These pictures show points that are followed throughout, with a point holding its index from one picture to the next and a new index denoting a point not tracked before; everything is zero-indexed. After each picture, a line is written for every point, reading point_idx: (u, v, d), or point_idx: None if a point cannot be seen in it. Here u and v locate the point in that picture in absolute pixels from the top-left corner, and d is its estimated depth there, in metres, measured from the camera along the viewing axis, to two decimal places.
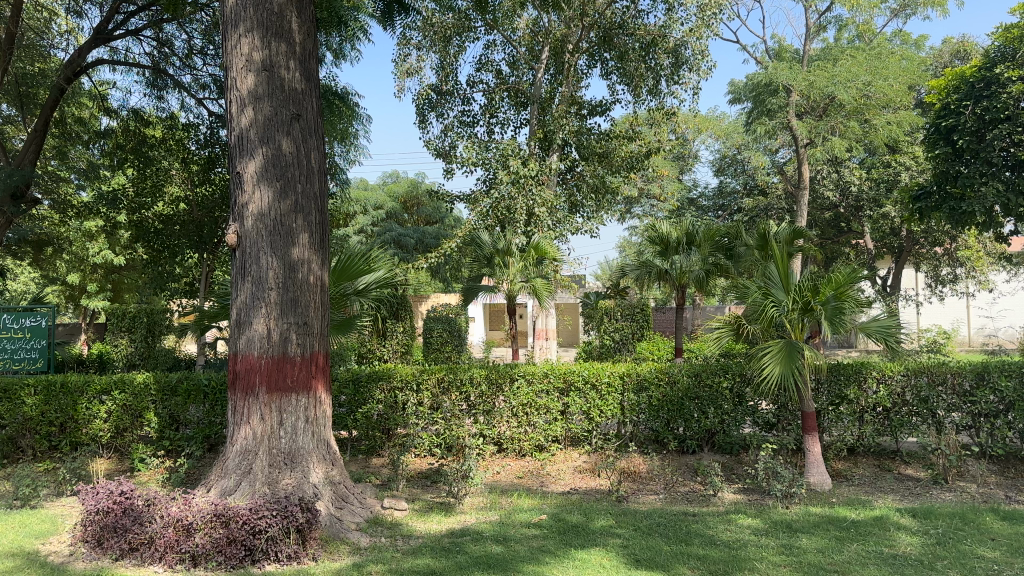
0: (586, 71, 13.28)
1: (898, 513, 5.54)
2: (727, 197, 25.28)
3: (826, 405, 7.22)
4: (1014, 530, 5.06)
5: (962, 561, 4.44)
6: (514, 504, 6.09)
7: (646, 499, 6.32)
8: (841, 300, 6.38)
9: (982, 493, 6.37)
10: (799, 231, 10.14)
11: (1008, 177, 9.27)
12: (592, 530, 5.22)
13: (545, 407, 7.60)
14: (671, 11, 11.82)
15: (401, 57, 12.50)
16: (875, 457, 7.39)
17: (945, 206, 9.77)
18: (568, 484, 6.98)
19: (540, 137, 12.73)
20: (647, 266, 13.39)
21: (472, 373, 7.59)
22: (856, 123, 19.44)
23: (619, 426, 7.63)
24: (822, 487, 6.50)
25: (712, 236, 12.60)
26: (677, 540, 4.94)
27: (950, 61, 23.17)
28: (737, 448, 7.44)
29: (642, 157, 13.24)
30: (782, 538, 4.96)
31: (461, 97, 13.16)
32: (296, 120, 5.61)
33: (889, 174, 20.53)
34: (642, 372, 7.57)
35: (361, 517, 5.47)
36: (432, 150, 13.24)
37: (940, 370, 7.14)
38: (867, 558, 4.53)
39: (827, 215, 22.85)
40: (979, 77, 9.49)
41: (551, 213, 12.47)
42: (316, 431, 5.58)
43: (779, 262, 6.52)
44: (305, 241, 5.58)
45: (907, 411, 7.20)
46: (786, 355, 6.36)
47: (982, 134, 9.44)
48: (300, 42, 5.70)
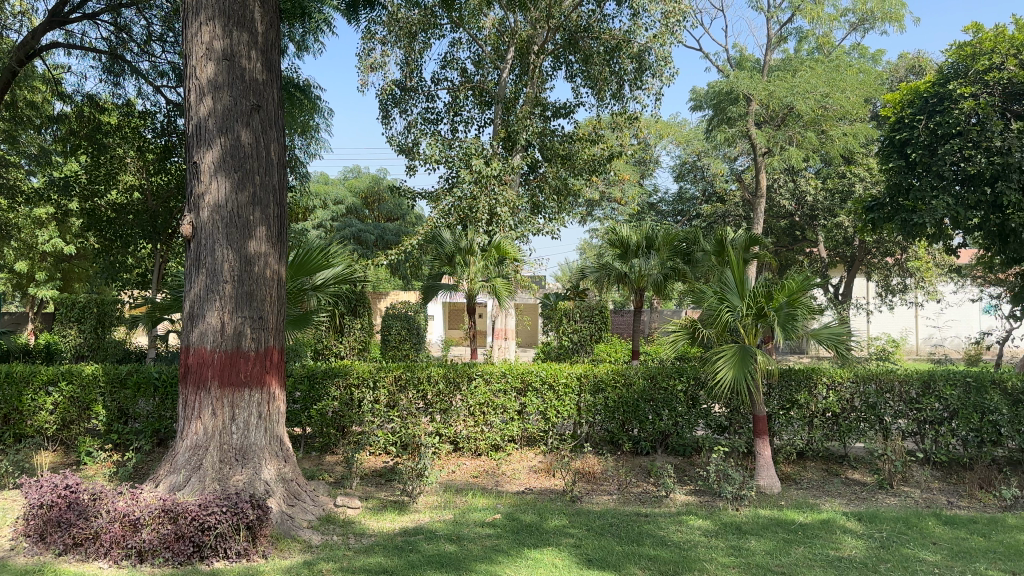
0: (551, 73, 13.31)
1: (845, 517, 5.65)
2: (687, 203, 25.57)
3: (777, 409, 7.37)
4: (956, 535, 5.20)
5: (905, 564, 4.56)
6: (468, 503, 6.10)
7: (600, 500, 6.36)
8: (793, 306, 6.47)
9: (926, 498, 6.54)
10: (756, 238, 10.36)
11: (957, 191, 9.39)
12: (546, 530, 5.24)
13: (502, 407, 7.61)
14: (636, 16, 11.90)
15: (365, 51, 12.38)
16: (823, 461, 7.54)
17: (898, 218, 10.01)
18: (523, 484, 6.99)
19: (504, 137, 12.77)
20: (607, 269, 13.42)
21: (430, 372, 7.58)
22: (814, 134, 19.77)
23: (575, 427, 7.68)
24: (772, 490, 6.61)
25: (670, 241, 12.78)
26: (629, 540, 4.99)
27: (905, 75, 23.90)
28: (690, 451, 7.48)
29: (604, 160, 13.39)
30: (731, 539, 5.04)
31: (425, 94, 13.12)
32: (256, 111, 5.53)
33: (844, 185, 21.11)
34: (599, 374, 7.61)
35: (313, 515, 5.42)
36: (395, 146, 13.13)
37: (887, 377, 7.27)
38: (813, 560, 4.63)
39: (783, 223, 23.23)
40: (934, 92, 9.70)
41: (514, 212, 12.42)
42: (269, 427, 5.51)
43: (735, 267, 6.63)
44: (262, 234, 5.50)
45: (856, 417, 7.33)
46: (740, 358, 6.45)
47: (934, 148, 9.61)
48: (262, 33, 5.61)
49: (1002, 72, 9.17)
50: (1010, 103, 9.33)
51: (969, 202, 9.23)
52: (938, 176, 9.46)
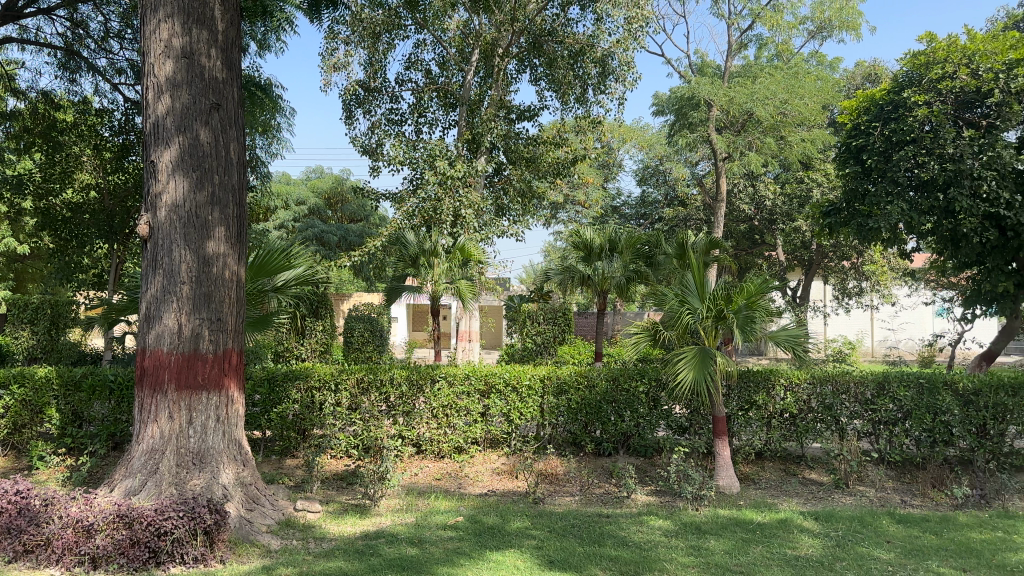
0: (515, 76, 13.33)
1: (802, 516, 5.73)
2: (650, 207, 25.82)
3: (736, 410, 7.47)
4: (909, 533, 5.31)
5: (860, 562, 4.64)
6: (430, 506, 6.07)
7: (563, 501, 6.38)
8: (752, 308, 6.57)
9: (880, 497, 6.67)
10: (717, 242, 10.50)
11: (911, 197, 9.66)
12: (508, 531, 5.24)
13: (466, 408, 7.59)
14: (599, 21, 11.98)
15: (328, 51, 12.28)
16: (781, 461, 7.66)
17: (854, 222, 10.26)
18: (485, 486, 6.99)
19: (468, 139, 12.73)
20: (570, 271, 13.47)
21: (393, 374, 7.53)
22: (772, 139, 20.08)
23: (538, 429, 7.69)
24: (730, 490, 6.69)
25: (633, 244, 12.89)
26: (591, 541, 5.01)
27: (861, 83, 24.40)
28: (651, 451, 7.55)
29: (568, 163, 13.45)
30: (691, 539, 5.09)
31: (389, 95, 13.06)
32: (215, 110, 5.45)
33: (802, 190, 21.46)
34: (562, 376, 7.63)
35: (272, 519, 5.35)
36: (358, 147, 13.04)
37: (843, 379, 7.38)
38: (771, 559, 4.69)
39: (743, 227, 23.57)
40: (889, 100, 9.91)
41: (478, 215, 12.40)
42: (227, 430, 5.43)
43: (695, 270, 6.70)
44: (221, 234, 5.43)
45: (812, 417, 7.43)
46: (700, 360, 6.53)
47: (889, 154, 9.83)
48: (223, 31, 5.54)
49: (954, 81, 9.36)
50: (962, 111, 9.53)
51: (923, 207, 9.47)
52: (893, 182, 9.68)
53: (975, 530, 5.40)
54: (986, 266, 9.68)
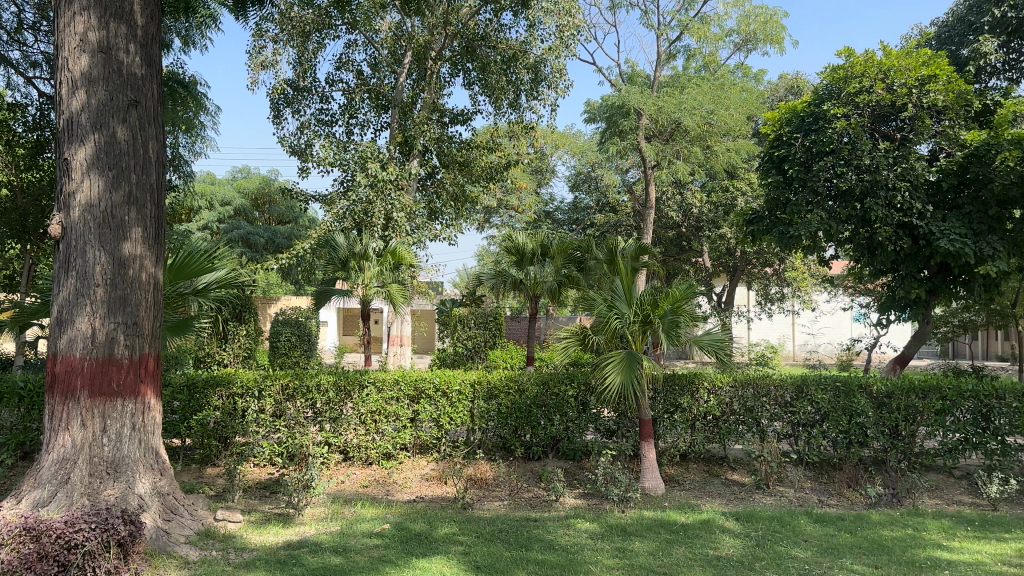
0: (448, 80, 13.29)
1: (724, 517, 5.87)
2: (582, 213, 26.09)
3: (662, 413, 7.59)
4: (825, 532, 5.49)
5: (778, 561, 4.77)
6: (356, 514, 5.99)
7: (491, 506, 6.37)
8: (677, 313, 6.72)
9: (798, 497, 6.88)
10: (645, 248, 10.67)
11: (830, 206, 9.98)
12: (435, 538, 5.21)
13: (394, 414, 7.51)
14: (532, 28, 12.05)
15: (255, 49, 12.03)
16: (705, 463, 7.84)
17: (776, 229, 10.53)
18: (413, 493, 6.93)
19: (401, 141, 12.65)
20: (502, 276, 13.50)
21: (320, 380, 7.43)
22: (699, 148, 20.53)
23: (468, 434, 7.66)
24: (656, 491, 6.81)
25: (564, 249, 13.03)
26: (518, 546, 5.02)
27: (784, 95, 25.18)
28: (579, 455, 7.65)
29: (501, 168, 13.48)
30: (616, 541, 5.15)
31: (319, 95, 12.88)
32: (134, 107, 5.28)
33: (727, 199, 22.00)
34: (492, 380, 7.62)
35: (191, 530, 5.20)
36: (287, 147, 12.78)
37: (764, 382, 7.58)
38: (694, 560, 4.79)
39: (671, 233, 24.04)
40: (809, 112, 10.29)
41: (410, 218, 12.29)
42: (143, 439, 5.26)
43: (624, 275, 6.80)
44: (138, 236, 5.25)
45: (734, 419, 7.61)
46: (627, 364, 6.61)
47: (810, 165, 10.17)
48: (142, 26, 5.38)
49: (870, 95, 9.76)
50: (878, 123, 9.95)
51: (841, 215, 9.80)
52: (813, 192, 10.03)
53: (887, 528, 5.62)
54: (900, 273, 10.08)
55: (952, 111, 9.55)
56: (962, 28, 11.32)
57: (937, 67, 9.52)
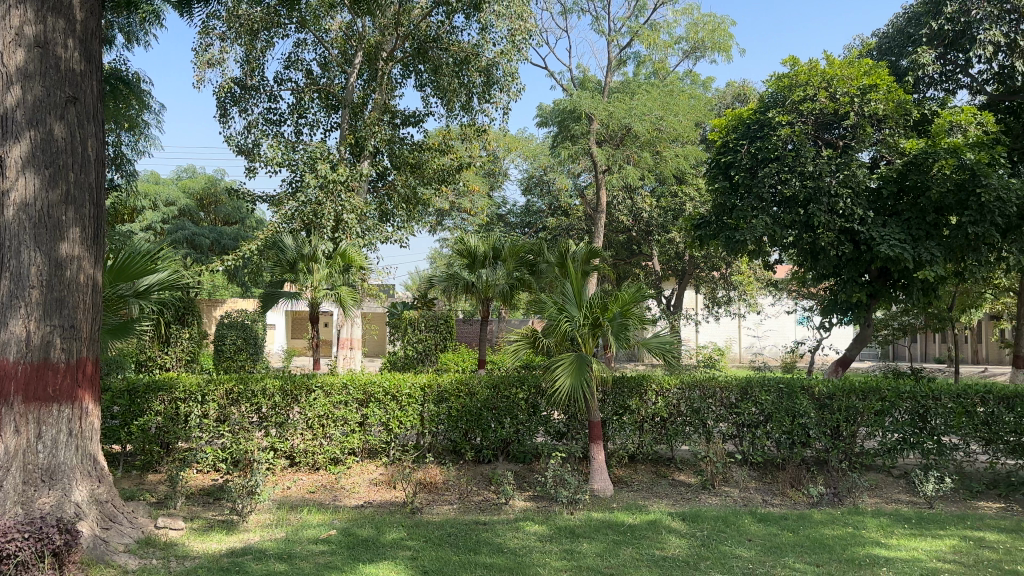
0: (400, 81, 13.21)
1: (670, 517, 5.95)
2: (534, 216, 26.20)
3: (611, 415, 7.66)
4: (768, 531, 5.60)
5: (722, 561, 4.85)
6: (302, 520, 5.91)
7: (440, 510, 6.35)
8: (626, 316, 6.80)
9: (743, 497, 7.01)
10: (595, 251, 10.77)
11: (775, 212, 10.19)
12: (382, 543, 5.17)
13: (342, 419, 7.43)
14: (484, 31, 12.05)
15: (202, 46, 11.80)
16: (652, 464, 7.93)
17: (723, 234, 10.69)
18: (361, 498, 6.86)
19: (351, 142, 12.54)
20: (454, 278, 13.47)
21: (265, 384, 7.30)
22: (649, 154, 20.77)
23: (418, 437, 7.61)
24: (605, 493, 6.85)
25: (516, 252, 13.06)
26: (466, 549, 5.01)
27: (732, 102, 25.64)
28: (530, 457, 7.63)
29: (453, 170, 13.47)
30: (565, 543, 5.18)
31: (267, 94, 12.69)
32: (72, 104, 5.14)
33: (675, 203, 22.32)
34: (442, 384, 7.59)
35: (130, 538, 5.07)
36: (233, 147, 12.57)
37: (710, 384, 7.70)
38: (640, 561, 4.83)
39: (621, 237, 24.30)
40: (755, 119, 10.50)
41: (360, 220, 12.18)
42: (81, 445, 5.11)
43: (574, 278, 6.91)
44: (76, 236, 5.10)
45: (681, 421, 7.72)
46: (577, 367, 6.66)
47: (755, 171, 10.37)
48: (81, 21, 5.23)
49: (814, 104, 9.99)
50: (821, 132, 10.24)
51: (786, 221, 10.01)
52: (758, 198, 10.22)
53: (828, 527, 5.75)
54: (843, 277, 10.37)
55: (893, 120, 9.83)
56: (902, 40, 11.67)
57: (877, 77, 9.85)
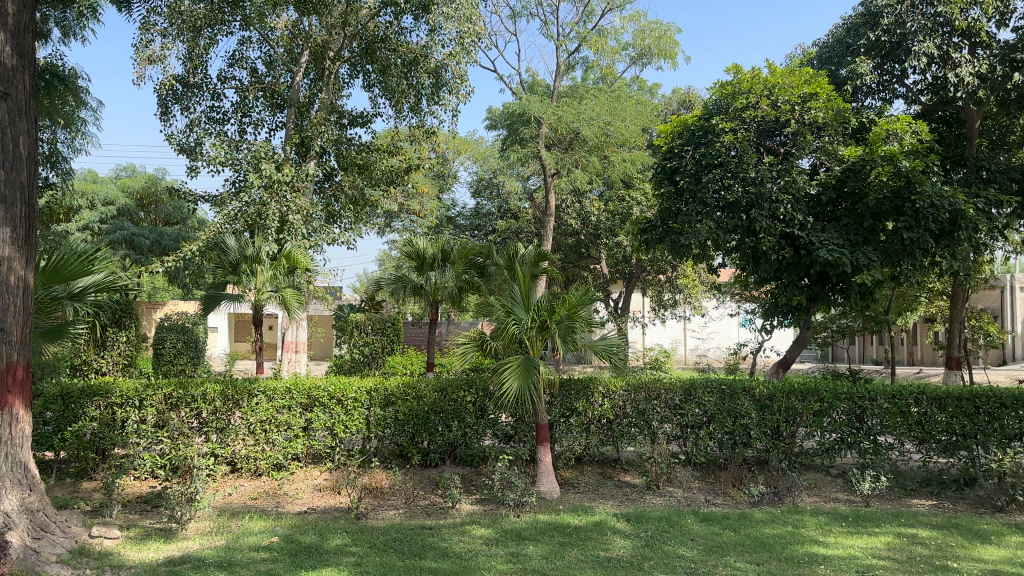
0: (347, 81, 13.09)
1: (615, 518, 6.01)
2: (483, 219, 26.22)
3: (558, 417, 7.73)
4: (710, 531, 5.69)
5: (665, 561, 4.91)
6: (243, 527, 5.80)
7: (386, 515, 6.29)
8: (573, 319, 6.85)
9: (686, 497, 7.12)
10: (543, 254, 10.82)
11: (719, 217, 10.31)
12: (326, 550, 5.11)
13: (286, 424, 7.32)
14: (433, 32, 12.01)
15: (142, 42, 11.52)
16: (598, 465, 8.00)
17: (669, 238, 10.81)
18: (305, 503, 6.76)
19: (297, 142, 12.38)
20: (403, 281, 13.40)
21: (206, 389, 7.19)
22: (597, 158, 20.95)
23: (364, 442, 7.51)
24: (551, 495, 6.90)
25: (465, 254, 13.04)
26: (411, 554, 4.98)
27: (678, 109, 26.03)
28: (477, 460, 7.63)
29: (402, 172, 13.40)
30: (510, 546, 5.18)
31: (210, 92, 12.44)
32: (3, 100, 4.97)
33: (623, 208, 22.53)
34: (389, 388, 7.53)
35: (63, 548, 4.91)
36: (174, 145, 12.28)
37: (655, 385, 7.81)
38: (585, 562, 4.87)
39: (570, 241, 24.47)
40: (700, 126, 10.67)
41: (307, 221, 12.02)
42: (11, 453, 4.94)
43: (523, 281, 6.93)
44: (6, 236, 4.93)
45: (627, 422, 7.81)
46: (524, 370, 6.70)
47: (700, 176, 10.51)
48: (13, 14, 5.07)
49: (756, 111, 10.19)
50: (763, 139, 10.45)
51: (729, 226, 10.15)
52: (703, 203, 10.33)
53: (769, 526, 5.87)
54: (782, 281, 10.62)
55: (832, 128, 10.07)
56: (841, 50, 12.05)
57: (817, 85, 10.10)
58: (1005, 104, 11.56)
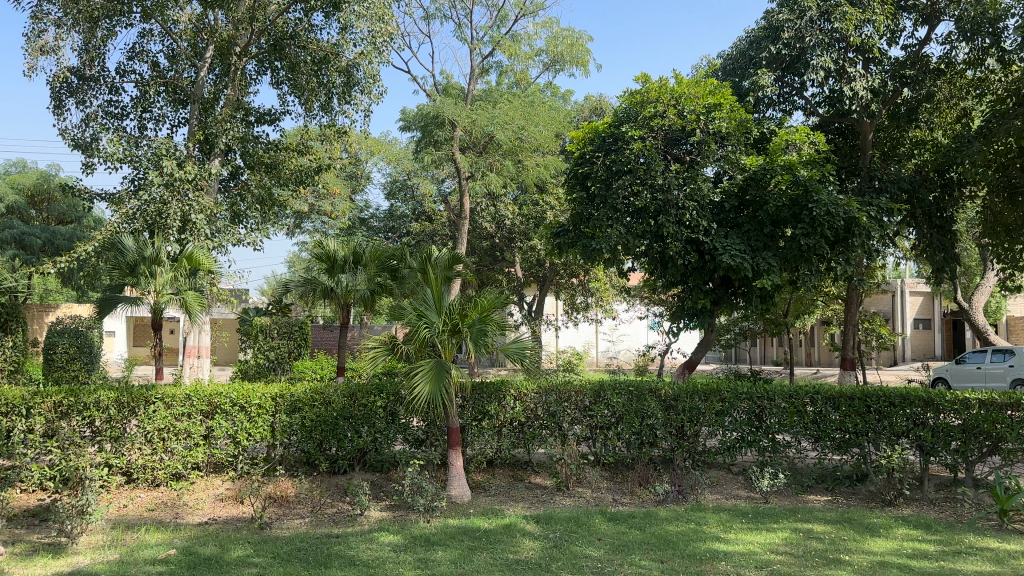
0: (254, 78, 12.79)
1: (525, 520, 6.04)
2: (397, 221, 26.00)
3: (470, 421, 7.76)
4: (616, 530, 5.80)
5: (573, 561, 4.98)
6: (139, 540, 5.57)
7: (290, 524, 6.15)
8: (485, 322, 6.86)
9: (594, 497, 7.24)
10: (456, 257, 10.81)
11: (629, 222, 10.48)
12: (226, 561, 4.96)
13: (185, 432, 7.08)
14: (344, 30, 11.84)
15: (34, 32, 10.93)
16: (510, 467, 8.06)
17: (580, 242, 10.93)
18: (206, 514, 6.54)
19: (201, 139, 11.97)
20: (312, 283, 13.15)
21: (99, 396, 6.98)
22: (511, 162, 21.06)
23: (269, 450, 7.35)
24: (462, 498, 6.89)
25: (377, 257, 12.90)
26: (316, 564, 4.89)
27: (590, 115, 26.42)
28: (387, 466, 7.51)
29: (312, 172, 13.15)
30: (419, 552, 5.15)
31: (108, 86, 11.91)
32: None
33: (537, 211, 22.72)
34: (296, 394, 7.36)
35: None
36: (68, 140, 11.70)
37: (565, 388, 7.90)
38: (493, 565, 4.89)
39: (484, 244, 24.54)
40: (610, 133, 10.86)
41: (210, 221, 11.81)
42: None
43: (433, 284, 6.86)
44: None
45: (539, 424, 7.89)
46: (435, 374, 6.66)
47: (609, 183, 10.69)
48: None
49: (663, 120, 10.47)
50: (670, 147, 10.72)
51: (638, 230, 10.31)
52: (613, 208, 10.49)
53: (672, 523, 6.03)
54: (688, 285, 10.96)
55: (734, 138, 10.45)
56: (744, 62, 12.45)
57: (721, 96, 10.43)
58: (895, 117, 12.21)
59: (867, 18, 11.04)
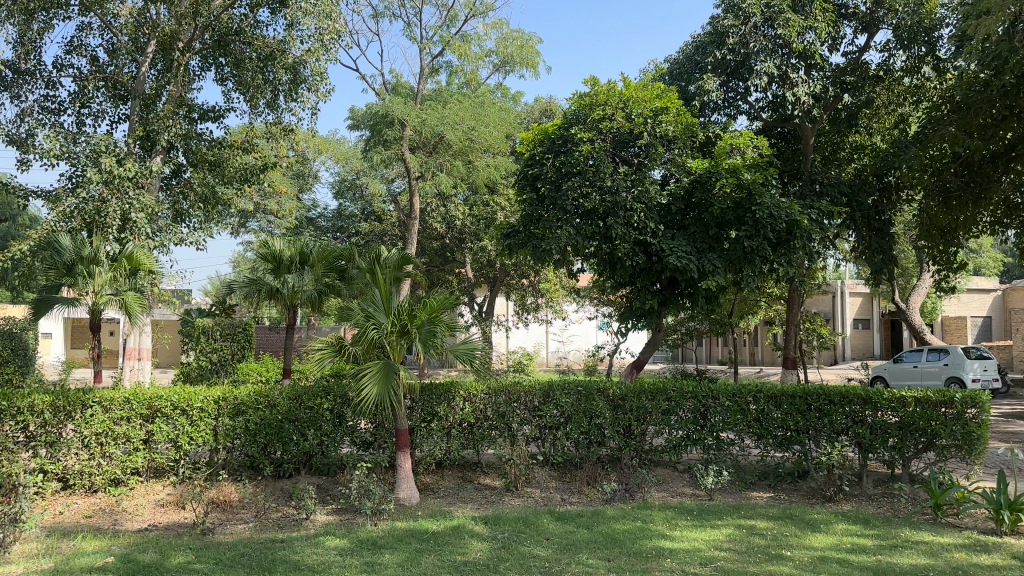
0: (198, 74, 12.52)
1: (473, 522, 6.04)
2: (345, 221, 25.74)
3: (419, 422, 7.71)
4: (564, 530, 5.83)
5: (521, 561, 4.99)
6: (75, 548, 5.41)
7: (234, 529, 6.04)
8: (434, 323, 6.84)
9: (543, 497, 7.27)
10: (406, 258, 10.75)
11: (578, 224, 10.54)
12: (167, 568, 4.85)
13: (124, 436, 6.93)
14: (291, 27, 11.68)
15: None
16: (459, 469, 8.05)
17: (530, 243, 10.94)
18: (146, 520, 6.38)
19: (142, 135, 11.70)
20: (258, 284, 12.94)
21: (34, 400, 6.80)
22: (461, 162, 21.03)
23: (211, 454, 7.17)
24: (411, 501, 6.86)
25: (325, 257, 12.76)
26: (261, 569, 4.81)
27: (539, 117, 26.51)
28: (334, 469, 7.40)
29: (257, 170, 12.93)
30: (365, 556, 5.11)
31: (44, 80, 11.52)
32: None
33: (487, 212, 22.72)
34: (239, 396, 7.23)
35: None
36: (2, 135, 11.31)
37: (515, 388, 7.91)
38: (441, 567, 4.88)
39: (434, 244, 24.46)
40: (559, 134, 10.88)
41: (151, 219, 11.51)
42: None
43: (382, 284, 6.81)
44: None
45: (488, 425, 7.87)
46: (383, 375, 6.60)
47: (558, 184, 10.72)
48: None
49: (612, 122, 10.52)
50: (618, 149, 10.80)
51: (586, 232, 10.37)
52: (562, 209, 10.50)
53: (619, 522, 6.09)
54: (636, 286, 11.08)
55: (680, 141, 10.61)
56: (690, 67, 12.64)
57: (669, 100, 10.63)
58: (836, 123, 12.51)
59: (809, 25, 11.30)
